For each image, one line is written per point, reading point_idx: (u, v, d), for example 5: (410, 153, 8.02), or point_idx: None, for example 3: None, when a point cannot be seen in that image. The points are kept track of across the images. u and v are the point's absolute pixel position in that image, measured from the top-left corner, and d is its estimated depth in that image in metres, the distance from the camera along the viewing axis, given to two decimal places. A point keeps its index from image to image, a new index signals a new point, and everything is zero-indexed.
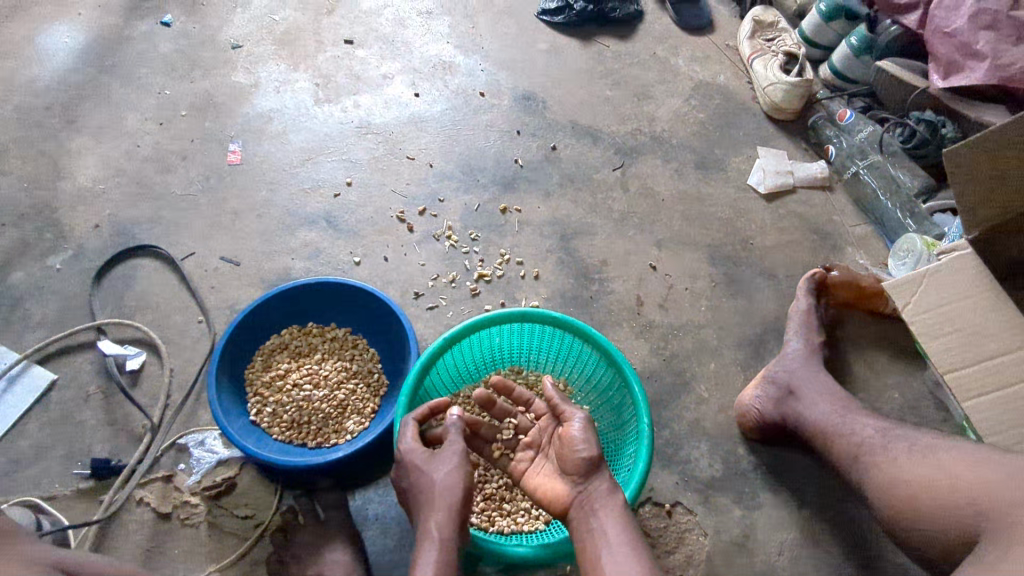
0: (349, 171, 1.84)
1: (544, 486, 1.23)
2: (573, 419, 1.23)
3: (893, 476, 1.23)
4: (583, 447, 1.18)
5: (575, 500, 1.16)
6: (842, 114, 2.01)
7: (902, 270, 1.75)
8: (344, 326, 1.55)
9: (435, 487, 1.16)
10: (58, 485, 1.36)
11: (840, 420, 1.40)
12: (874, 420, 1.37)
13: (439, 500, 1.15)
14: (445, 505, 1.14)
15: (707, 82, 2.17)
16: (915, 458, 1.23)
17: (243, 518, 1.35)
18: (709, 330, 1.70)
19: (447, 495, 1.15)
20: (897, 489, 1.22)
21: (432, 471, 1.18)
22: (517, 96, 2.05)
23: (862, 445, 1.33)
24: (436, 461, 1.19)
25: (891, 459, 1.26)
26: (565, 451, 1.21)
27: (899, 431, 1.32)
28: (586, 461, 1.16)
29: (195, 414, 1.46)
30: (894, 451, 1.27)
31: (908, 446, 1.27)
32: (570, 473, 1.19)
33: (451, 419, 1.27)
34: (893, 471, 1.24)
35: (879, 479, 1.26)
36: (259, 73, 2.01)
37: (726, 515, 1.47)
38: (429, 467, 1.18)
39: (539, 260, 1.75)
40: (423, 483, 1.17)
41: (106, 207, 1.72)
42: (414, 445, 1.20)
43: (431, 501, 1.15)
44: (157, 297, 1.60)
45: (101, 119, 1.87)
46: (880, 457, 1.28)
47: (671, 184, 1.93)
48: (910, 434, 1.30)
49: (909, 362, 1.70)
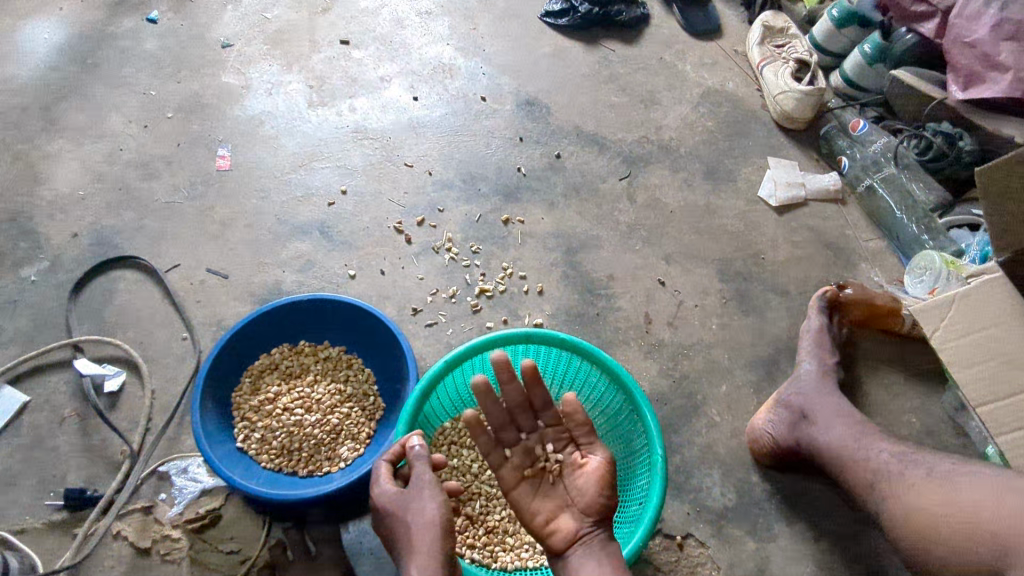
0: (344, 178, 1.76)
1: (545, 511, 1.10)
2: (594, 457, 1.11)
3: (910, 505, 1.16)
4: (607, 494, 1.05)
5: (580, 539, 1.04)
6: (854, 124, 1.96)
7: (918, 288, 1.67)
8: (337, 345, 1.47)
9: (414, 528, 1.05)
10: (29, 517, 1.27)
11: (855, 443, 1.31)
12: (891, 445, 1.29)
13: (418, 541, 1.04)
14: (425, 546, 1.03)
15: (716, 89, 2.09)
16: (934, 485, 1.16)
17: (228, 553, 1.26)
18: (720, 350, 1.63)
19: (424, 536, 1.04)
20: (915, 520, 1.15)
21: (408, 509, 1.07)
22: (520, 101, 1.97)
23: (876, 472, 1.25)
24: (413, 498, 1.08)
25: (907, 486, 1.19)
26: (582, 486, 1.08)
27: (918, 455, 1.24)
28: (607, 507, 1.05)
29: (178, 439, 1.37)
30: (911, 477, 1.20)
31: (925, 472, 1.19)
32: (582, 508, 1.07)
33: (412, 443, 1.14)
34: (910, 499, 1.17)
35: (897, 508, 1.19)
36: (250, 74, 1.91)
37: (740, 548, 1.40)
38: (404, 507, 1.08)
39: (543, 274, 1.67)
40: (399, 525, 1.07)
41: (85, 214, 1.63)
42: (385, 494, 1.10)
43: (410, 544, 1.04)
44: (138, 312, 1.51)
45: (82, 120, 1.77)
46: (896, 484, 1.21)
47: (679, 196, 1.85)
48: (926, 459, 1.22)
49: (927, 384, 1.63)
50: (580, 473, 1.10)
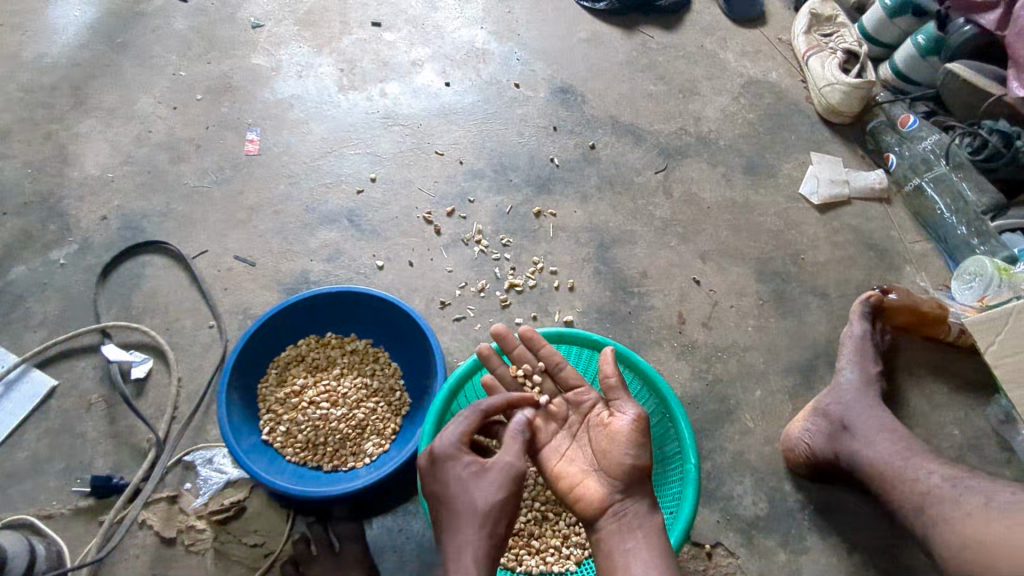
0: (374, 166, 1.72)
1: (571, 475, 1.12)
2: (625, 412, 1.10)
3: (967, 536, 1.07)
4: (633, 454, 1.06)
5: (610, 506, 1.05)
6: (904, 118, 1.85)
7: (966, 295, 1.61)
8: (365, 337, 1.44)
9: (478, 512, 0.97)
10: (56, 502, 1.27)
11: (899, 460, 1.26)
12: (940, 466, 1.22)
13: (472, 524, 0.96)
14: (480, 543, 0.95)
15: (758, 79, 2.01)
16: (992, 515, 1.07)
17: (252, 546, 1.25)
18: (755, 353, 1.58)
19: (483, 522, 0.96)
20: (971, 551, 1.05)
21: (474, 487, 0.99)
22: (554, 88, 1.91)
23: (926, 494, 1.18)
24: (485, 478, 1.01)
25: (962, 514, 1.10)
26: (609, 446, 1.09)
27: (973, 481, 1.16)
28: (633, 468, 1.05)
29: (204, 428, 1.37)
30: (966, 505, 1.12)
31: (982, 500, 1.11)
32: (611, 473, 1.07)
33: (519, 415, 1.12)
34: (966, 527, 1.08)
35: (952, 536, 1.10)
36: (280, 56, 1.88)
37: (771, 559, 1.36)
38: (470, 483, 1.00)
39: (574, 269, 1.63)
40: (459, 497, 0.99)
41: (114, 197, 1.61)
42: (456, 462, 1.02)
43: (467, 527, 0.96)
44: (165, 298, 1.49)
45: (112, 101, 1.75)
46: (949, 511, 1.13)
47: (717, 191, 1.79)
48: (983, 485, 1.14)
49: (971, 396, 1.57)
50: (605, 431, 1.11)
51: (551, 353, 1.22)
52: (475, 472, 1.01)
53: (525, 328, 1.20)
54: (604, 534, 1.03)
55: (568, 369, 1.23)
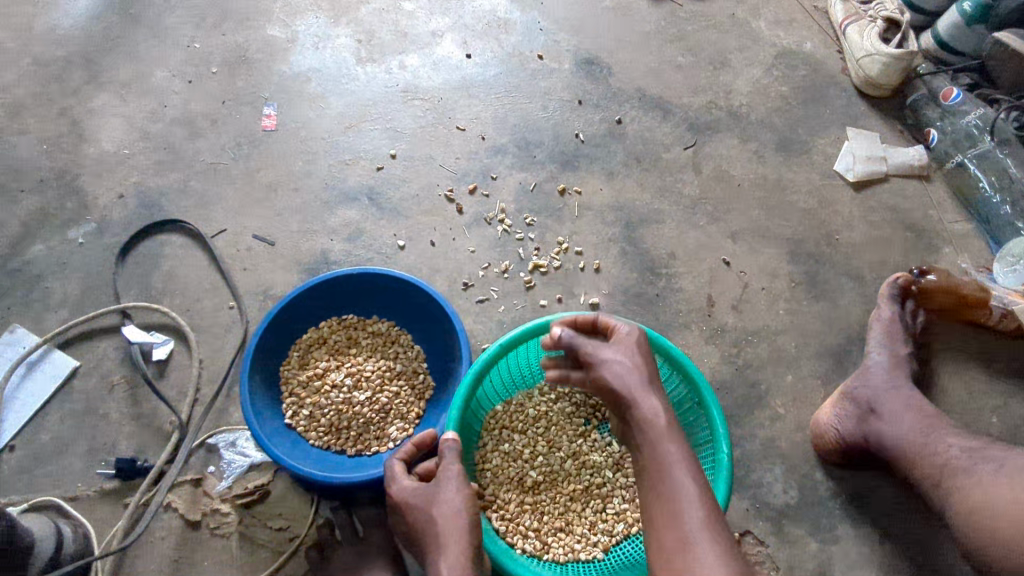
0: (393, 142, 1.67)
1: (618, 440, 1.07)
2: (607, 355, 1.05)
3: (976, 502, 1.09)
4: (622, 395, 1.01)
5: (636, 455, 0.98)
6: (947, 92, 1.76)
7: (1008, 279, 1.55)
8: (387, 318, 1.41)
9: (440, 524, 1.04)
10: (81, 484, 1.27)
11: (922, 438, 1.24)
12: (959, 437, 1.21)
13: (445, 540, 1.03)
14: (453, 542, 1.02)
15: (791, 49, 1.93)
16: (1000, 482, 1.08)
17: (277, 530, 1.25)
18: (787, 337, 1.53)
19: (455, 531, 1.03)
20: (981, 518, 1.07)
21: (433, 504, 1.07)
22: (579, 60, 1.84)
23: (944, 467, 1.18)
24: (441, 497, 1.07)
25: (973, 482, 1.12)
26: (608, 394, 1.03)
27: (988, 450, 1.16)
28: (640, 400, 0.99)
29: (226, 411, 1.35)
30: (978, 473, 1.12)
31: (994, 467, 1.12)
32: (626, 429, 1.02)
33: (446, 443, 1.11)
34: (974, 496, 1.10)
35: (962, 502, 1.11)
36: (296, 27, 1.82)
37: (801, 548, 1.33)
38: (429, 504, 1.07)
39: (600, 250, 1.58)
40: (425, 523, 1.06)
41: (130, 174, 1.58)
42: (406, 489, 1.09)
43: (438, 537, 1.03)
44: (184, 278, 1.47)
45: (126, 74, 1.71)
46: (962, 482, 1.13)
47: (749, 168, 1.73)
48: (997, 454, 1.14)
49: (1010, 382, 1.51)
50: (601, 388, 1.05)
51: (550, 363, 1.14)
52: (428, 492, 1.08)
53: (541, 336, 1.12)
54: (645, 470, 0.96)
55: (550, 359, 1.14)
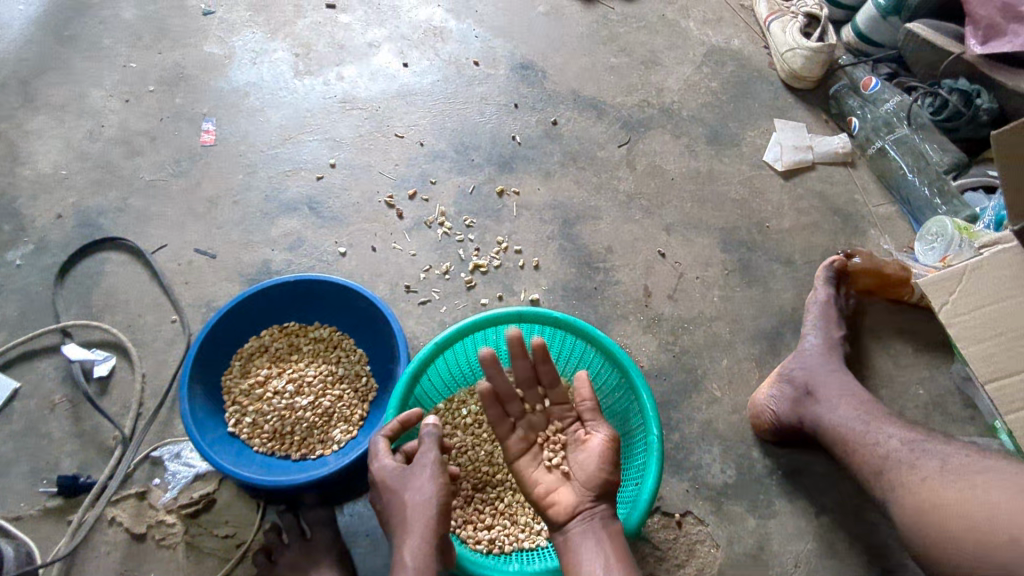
0: (333, 151, 1.70)
1: (547, 484, 1.14)
2: (597, 432, 1.15)
3: (924, 502, 1.07)
4: (607, 468, 1.10)
5: (582, 511, 1.07)
6: (866, 82, 1.85)
7: (929, 256, 1.60)
8: (328, 324, 1.43)
9: (410, 509, 1.07)
10: (24, 504, 1.27)
11: (862, 425, 1.25)
12: (899, 428, 1.21)
13: (412, 523, 1.05)
14: (417, 525, 1.05)
15: (720, 47, 2.00)
16: (946, 479, 1.06)
17: (224, 537, 1.26)
18: (722, 323, 1.58)
19: (422, 517, 1.06)
20: (929, 516, 1.04)
21: (405, 489, 1.09)
22: (514, 65, 1.89)
23: (886, 458, 1.17)
24: (411, 480, 1.10)
25: (919, 479, 1.10)
26: (585, 462, 1.13)
27: (930, 443, 1.15)
28: (611, 486, 1.09)
29: (170, 423, 1.36)
30: (923, 469, 1.11)
31: (939, 463, 1.10)
32: (585, 485, 1.10)
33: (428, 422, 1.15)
34: (920, 493, 1.08)
35: (908, 498, 1.10)
36: (233, 43, 1.84)
37: (740, 525, 1.38)
38: (401, 486, 1.10)
39: (539, 248, 1.62)
40: (396, 505, 1.09)
41: (68, 194, 1.59)
42: (384, 471, 1.11)
43: (405, 522, 1.06)
44: (125, 295, 1.48)
45: (61, 96, 1.71)
46: (907, 474, 1.12)
47: (681, 162, 1.78)
48: (939, 448, 1.13)
49: (935, 355, 1.58)
50: (582, 449, 1.15)
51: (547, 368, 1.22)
52: (404, 475, 1.11)
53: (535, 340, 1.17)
54: (572, 536, 1.05)
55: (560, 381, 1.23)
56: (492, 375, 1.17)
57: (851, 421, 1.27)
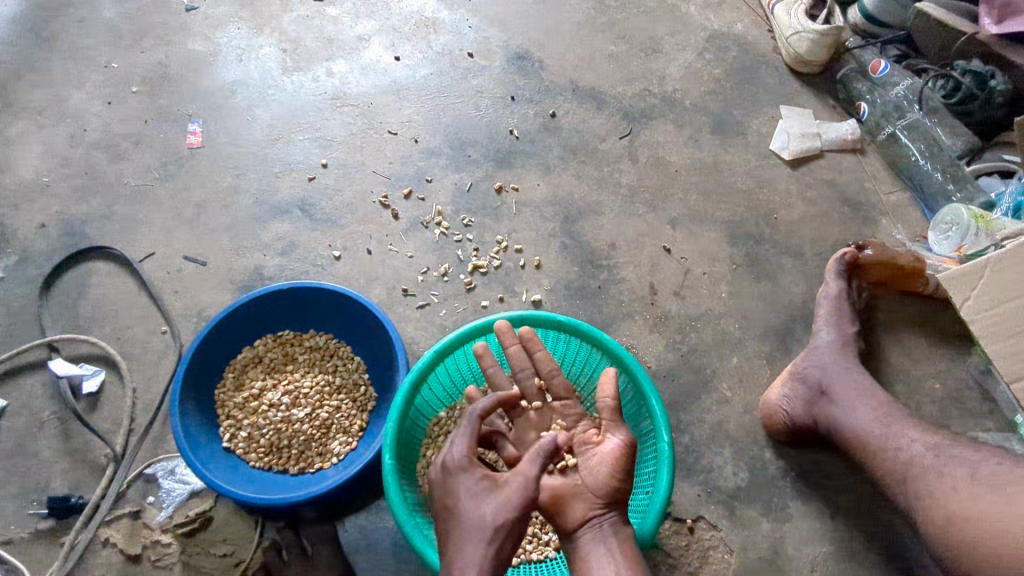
0: (325, 150, 1.64)
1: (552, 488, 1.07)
2: (609, 438, 1.09)
3: (953, 511, 1.04)
4: (619, 477, 1.04)
5: (590, 520, 1.01)
6: (875, 65, 1.79)
7: (942, 246, 1.56)
8: (324, 332, 1.39)
9: (486, 525, 0.92)
10: (14, 527, 1.23)
11: (881, 429, 1.21)
12: (923, 433, 1.18)
13: (481, 540, 0.91)
14: (485, 547, 0.91)
15: (722, 32, 1.93)
16: (978, 489, 1.04)
17: (222, 556, 1.22)
18: (730, 319, 1.53)
19: (497, 538, 0.92)
20: (959, 528, 1.02)
21: (482, 503, 0.94)
22: (510, 56, 1.83)
23: (909, 465, 1.14)
24: (491, 492, 0.95)
25: (947, 488, 1.07)
26: (594, 466, 1.06)
27: (955, 449, 1.13)
28: (621, 491, 1.04)
29: (162, 439, 1.32)
30: (950, 477, 1.08)
31: (968, 472, 1.07)
32: (594, 493, 1.04)
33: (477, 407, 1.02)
34: (950, 502, 1.06)
35: (937, 509, 1.07)
36: (218, 39, 1.78)
37: (754, 530, 1.34)
38: (479, 496, 0.95)
39: (540, 246, 1.57)
40: (468, 515, 0.94)
41: (51, 202, 1.53)
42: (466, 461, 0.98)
43: (474, 538, 0.92)
44: (113, 306, 1.43)
45: (41, 100, 1.65)
46: (934, 483, 1.09)
47: (685, 153, 1.72)
48: (968, 455, 1.11)
49: (952, 347, 1.53)
50: (593, 453, 1.08)
51: (546, 360, 1.17)
52: (484, 483, 0.97)
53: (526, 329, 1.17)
54: (583, 543, 0.99)
55: (560, 377, 1.17)
56: (490, 373, 1.16)
57: (868, 424, 1.23)
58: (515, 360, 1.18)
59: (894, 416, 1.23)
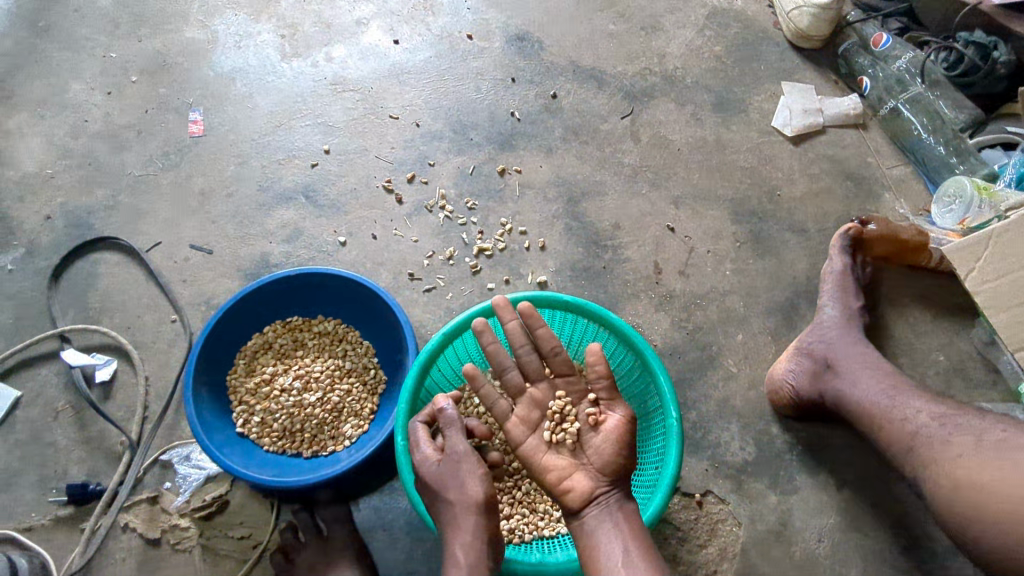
0: (326, 137, 1.64)
1: (559, 468, 1.08)
2: (612, 414, 1.10)
3: (958, 477, 1.04)
4: (625, 454, 1.06)
5: (597, 497, 1.03)
6: (876, 38, 1.79)
7: (946, 219, 1.56)
8: (332, 317, 1.40)
9: (457, 504, 1.03)
10: (34, 514, 1.25)
11: (886, 400, 1.22)
12: (926, 402, 1.19)
13: (465, 518, 1.02)
14: (465, 522, 1.02)
15: (722, 8, 1.92)
16: (983, 454, 1.04)
17: (240, 539, 1.25)
18: (735, 297, 1.54)
19: (475, 516, 1.03)
20: (960, 493, 1.03)
21: (450, 487, 1.04)
22: (509, 37, 1.82)
23: (915, 435, 1.15)
24: (452, 477, 1.05)
25: (952, 455, 1.08)
26: (599, 445, 1.08)
27: (960, 419, 1.13)
28: (626, 467, 1.05)
29: (177, 425, 1.34)
30: (956, 446, 1.09)
31: (973, 439, 1.08)
32: (601, 470, 1.06)
33: (442, 403, 1.10)
34: (954, 469, 1.06)
35: (943, 477, 1.07)
36: (215, 27, 1.77)
37: (762, 502, 1.36)
38: (447, 482, 1.05)
39: (544, 228, 1.58)
40: (442, 503, 1.05)
41: (56, 194, 1.54)
42: (428, 461, 1.08)
43: (456, 519, 1.03)
44: (123, 296, 1.44)
45: (40, 92, 1.65)
46: (939, 452, 1.10)
47: (687, 132, 1.72)
48: (973, 423, 1.11)
49: (955, 320, 1.54)
50: (597, 432, 1.09)
51: (547, 337, 1.14)
52: (448, 470, 1.06)
53: (525, 304, 1.12)
54: (589, 520, 1.01)
55: (562, 354, 1.15)
56: (491, 350, 1.14)
57: (873, 395, 1.24)
58: (514, 336, 1.15)
59: (900, 388, 1.24)
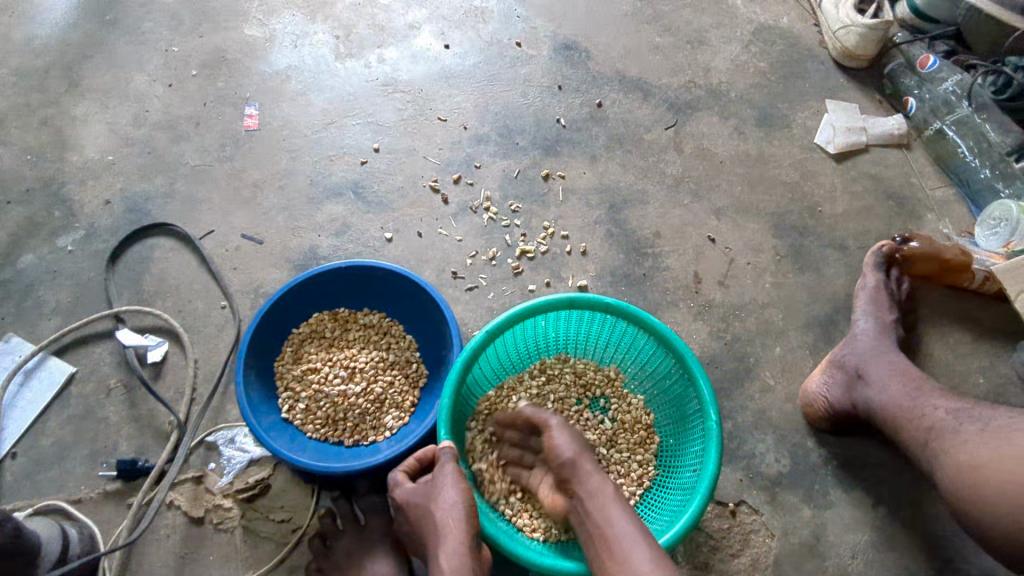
0: (376, 135, 1.68)
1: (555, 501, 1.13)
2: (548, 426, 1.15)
3: (967, 463, 1.04)
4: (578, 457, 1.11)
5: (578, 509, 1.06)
6: (923, 60, 1.77)
7: (990, 241, 1.56)
8: (377, 310, 1.43)
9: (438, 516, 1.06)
10: (84, 487, 1.29)
11: (910, 401, 1.21)
12: (946, 400, 1.18)
13: (445, 531, 1.04)
14: (449, 532, 1.03)
15: (768, 25, 1.94)
16: (988, 440, 1.04)
17: (280, 522, 1.27)
18: (774, 310, 1.55)
19: (457, 522, 1.04)
20: (963, 476, 1.04)
21: (435, 501, 1.07)
22: (557, 46, 1.85)
23: (931, 429, 1.14)
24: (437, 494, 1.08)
25: (960, 442, 1.07)
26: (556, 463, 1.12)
27: (976, 409, 1.12)
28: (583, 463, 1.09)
29: (223, 409, 1.37)
30: (965, 433, 1.08)
31: (980, 426, 1.08)
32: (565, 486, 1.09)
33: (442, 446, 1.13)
34: (960, 454, 1.06)
35: (952, 465, 1.07)
36: (273, 26, 1.82)
37: (796, 515, 1.36)
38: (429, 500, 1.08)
39: (585, 232, 1.60)
40: (425, 516, 1.08)
41: (116, 180, 1.59)
42: (407, 492, 1.12)
43: (438, 534, 1.05)
44: (175, 280, 1.49)
45: (105, 81, 1.71)
46: (949, 442, 1.10)
47: (730, 145, 1.74)
48: (984, 413, 1.10)
49: (996, 343, 1.53)
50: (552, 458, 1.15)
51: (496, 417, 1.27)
52: (426, 493, 1.10)
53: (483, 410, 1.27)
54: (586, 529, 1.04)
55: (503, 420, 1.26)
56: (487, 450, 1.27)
57: (900, 399, 1.23)
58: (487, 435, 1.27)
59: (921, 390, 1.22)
